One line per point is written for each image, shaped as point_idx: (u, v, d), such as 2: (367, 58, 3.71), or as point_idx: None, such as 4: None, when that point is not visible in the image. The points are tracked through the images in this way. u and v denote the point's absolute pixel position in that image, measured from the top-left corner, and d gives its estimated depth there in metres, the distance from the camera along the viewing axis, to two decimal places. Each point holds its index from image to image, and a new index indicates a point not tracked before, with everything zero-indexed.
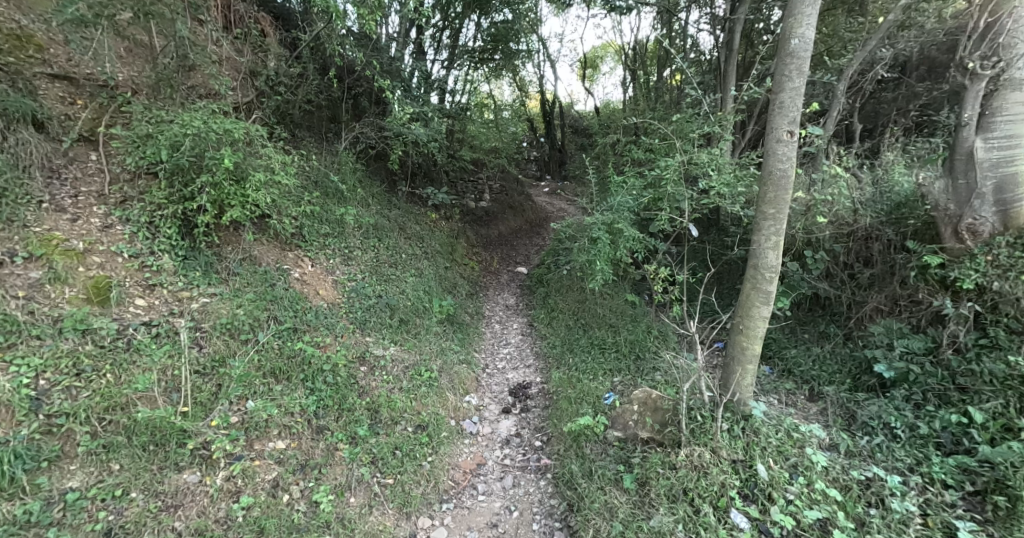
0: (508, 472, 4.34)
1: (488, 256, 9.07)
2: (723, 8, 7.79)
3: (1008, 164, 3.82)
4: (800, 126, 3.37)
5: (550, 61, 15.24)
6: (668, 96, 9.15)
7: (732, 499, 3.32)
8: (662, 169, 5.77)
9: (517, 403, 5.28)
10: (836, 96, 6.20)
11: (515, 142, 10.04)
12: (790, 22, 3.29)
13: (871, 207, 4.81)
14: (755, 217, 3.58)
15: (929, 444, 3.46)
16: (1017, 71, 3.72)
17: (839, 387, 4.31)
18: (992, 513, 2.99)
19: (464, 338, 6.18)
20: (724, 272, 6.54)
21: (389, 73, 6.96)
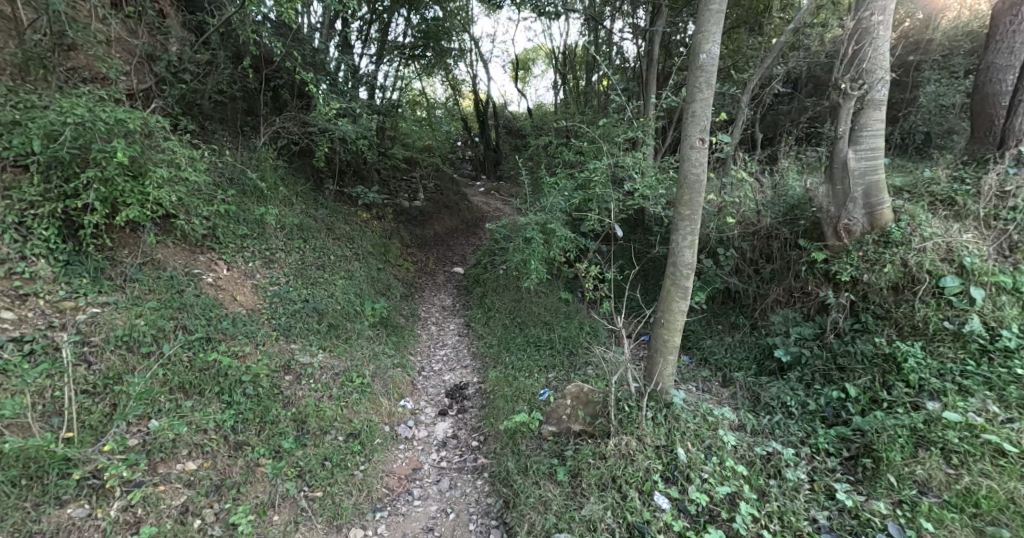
0: (445, 474, 4.32)
1: (424, 256, 8.90)
2: (644, 19, 8.27)
3: (873, 173, 4.39)
4: (710, 133, 3.65)
5: (483, 62, 15.29)
6: (597, 101, 9.51)
7: (656, 482, 3.52)
8: (591, 171, 6.04)
9: (454, 404, 5.26)
10: (741, 107, 6.79)
11: (449, 141, 9.95)
12: (699, 36, 3.54)
13: (771, 208, 5.34)
14: (673, 218, 3.84)
15: (816, 418, 3.89)
16: (878, 93, 4.28)
17: (747, 372, 4.74)
18: (862, 474, 3.40)
19: (398, 341, 6.05)
20: (649, 268, 6.93)
21: (312, 66, 6.56)
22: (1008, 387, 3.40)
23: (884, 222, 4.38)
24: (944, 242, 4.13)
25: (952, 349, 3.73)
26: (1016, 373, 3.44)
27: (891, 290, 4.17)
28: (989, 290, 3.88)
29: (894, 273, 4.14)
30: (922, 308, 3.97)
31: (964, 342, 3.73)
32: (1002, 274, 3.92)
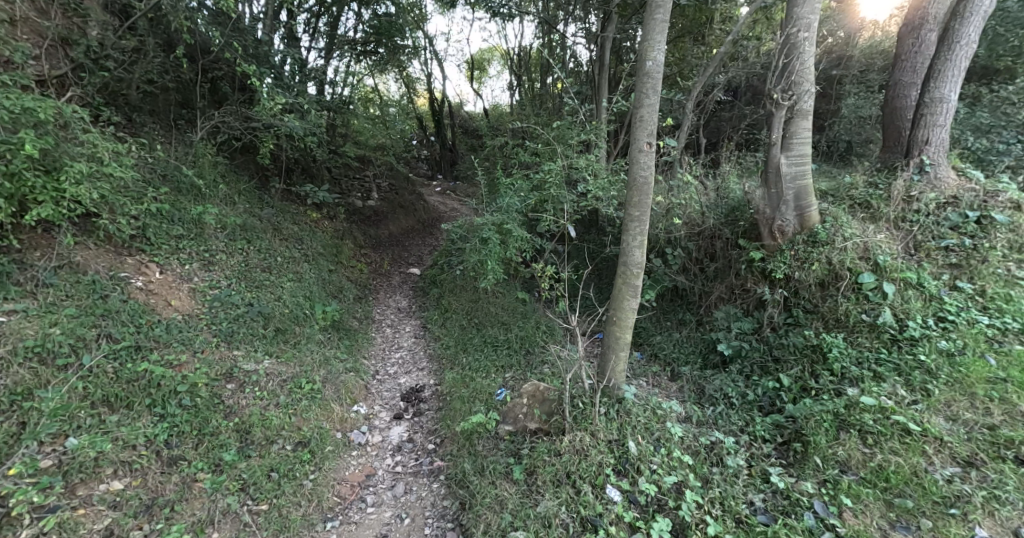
0: (400, 479, 4.25)
1: (378, 257, 8.69)
2: (595, 25, 8.49)
3: (802, 178, 4.72)
4: (657, 137, 3.79)
5: (437, 60, 15.11)
6: (551, 103, 9.65)
7: (608, 476, 3.61)
8: (545, 172, 6.15)
9: (410, 407, 5.18)
10: (686, 113, 7.09)
11: (403, 140, 9.79)
12: (645, 44, 3.68)
13: (714, 210, 5.63)
14: (623, 219, 3.97)
15: (754, 408, 4.14)
16: (806, 104, 4.61)
17: (693, 366, 4.97)
18: (793, 457, 3.64)
19: (351, 345, 5.89)
20: (602, 268, 7.12)
21: (254, 58, 6.19)
22: (913, 372, 3.76)
23: (811, 224, 4.72)
24: (862, 242, 4.51)
25: (868, 339, 4.08)
26: (920, 359, 3.81)
27: (818, 286, 4.51)
28: (898, 285, 4.29)
29: (821, 270, 4.48)
30: (844, 302, 4.32)
31: (878, 332, 4.09)
32: (909, 270, 4.34)
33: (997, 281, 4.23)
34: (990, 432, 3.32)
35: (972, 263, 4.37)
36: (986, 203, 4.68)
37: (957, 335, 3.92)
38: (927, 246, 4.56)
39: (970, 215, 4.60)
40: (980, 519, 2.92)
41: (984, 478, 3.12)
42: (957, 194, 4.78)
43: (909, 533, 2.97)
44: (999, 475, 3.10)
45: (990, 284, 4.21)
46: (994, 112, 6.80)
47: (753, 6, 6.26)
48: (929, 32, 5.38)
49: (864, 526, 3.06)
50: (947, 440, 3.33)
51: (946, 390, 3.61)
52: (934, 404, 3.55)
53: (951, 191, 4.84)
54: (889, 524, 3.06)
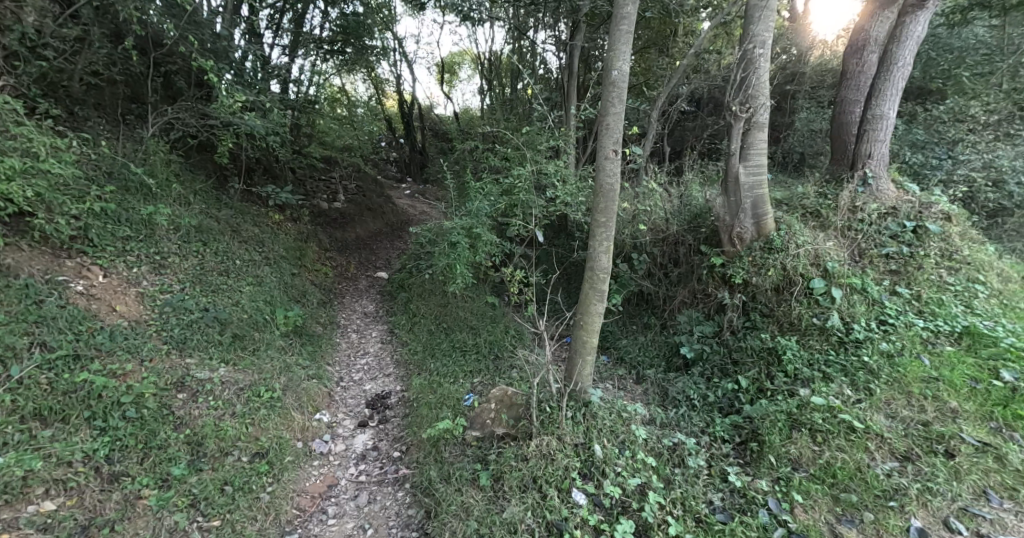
0: (364, 488, 4.14)
1: (344, 261, 8.46)
2: (564, 33, 8.62)
3: (758, 187, 4.91)
4: (622, 145, 3.86)
5: (407, 61, 14.95)
6: (521, 109, 9.70)
7: (574, 480, 3.62)
8: (515, 177, 6.16)
9: (375, 414, 5.06)
10: (651, 121, 7.25)
11: (371, 141, 9.62)
12: (611, 54, 3.73)
13: (678, 216, 5.78)
14: (590, 224, 4.01)
15: (714, 409, 4.26)
16: (762, 116, 4.80)
17: (657, 369, 5.07)
18: (750, 457, 3.76)
19: (314, 351, 5.72)
20: (570, 272, 7.18)
21: (212, 53, 5.90)
22: (858, 372, 3.96)
23: (767, 231, 4.91)
24: (813, 249, 4.72)
25: (819, 341, 4.27)
26: (864, 360, 4.02)
27: (773, 290, 4.69)
28: (845, 290, 4.51)
29: (776, 275, 4.66)
30: (797, 307, 4.51)
31: (827, 334, 4.29)
32: (854, 276, 4.57)
33: (931, 286, 4.60)
34: (925, 429, 3.52)
35: (909, 270, 4.68)
36: (922, 213, 5.00)
37: (896, 337, 4.17)
38: (870, 253, 4.82)
39: (908, 225, 4.90)
40: (915, 511, 3.11)
41: (919, 471, 3.30)
42: (896, 205, 5.08)
43: (854, 527, 3.13)
44: (932, 468, 3.29)
45: (925, 289, 4.53)
46: (929, 129, 7.75)
47: (713, 21, 6.51)
48: (871, 53, 5.73)
49: (813, 521, 3.19)
50: (886, 436, 3.51)
51: (887, 389, 3.82)
52: (876, 403, 3.74)
53: (891, 202, 5.14)
54: (835, 518, 3.20)
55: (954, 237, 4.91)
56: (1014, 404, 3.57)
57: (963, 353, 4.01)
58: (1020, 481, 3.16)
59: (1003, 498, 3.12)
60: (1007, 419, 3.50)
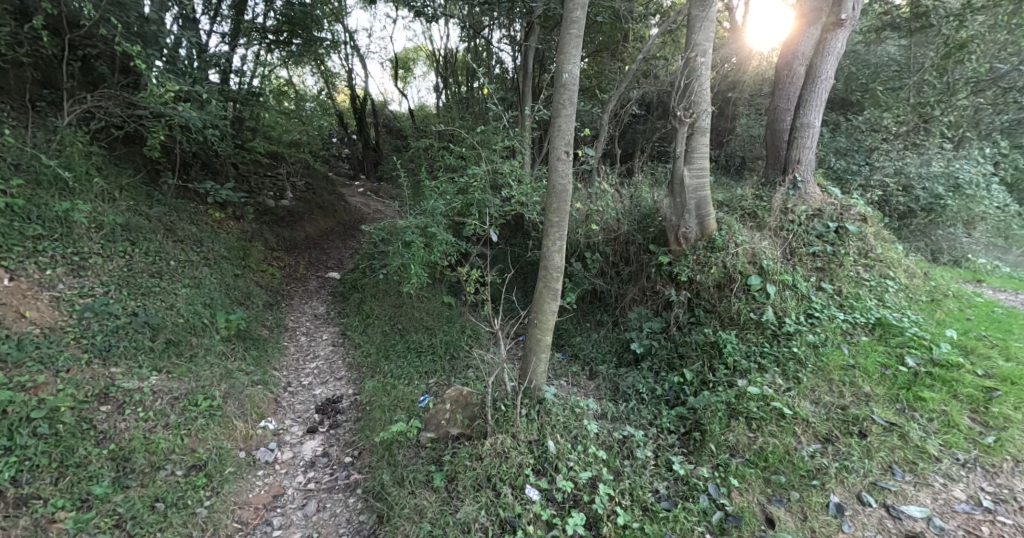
0: (312, 497, 4.00)
1: (293, 261, 8.10)
2: (518, 33, 8.70)
3: (701, 189, 5.16)
4: (574, 147, 3.93)
5: (359, 55, 14.54)
6: (476, 108, 9.68)
7: (528, 476, 3.66)
8: (470, 177, 6.15)
9: (325, 420, 4.90)
10: (603, 123, 7.43)
11: (321, 137, 9.29)
12: (562, 57, 3.80)
13: (628, 217, 5.97)
14: (543, 224, 4.07)
15: (662, 402, 4.44)
16: (704, 122, 5.04)
17: (609, 364, 5.22)
18: (693, 446, 3.93)
19: (260, 355, 5.47)
20: (526, 271, 7.24)
21: (140, 38, 5.41)
22: (788, 362, 4.25)
23: (709, 231, 5.17)
24: (750, 248, 5.01)
25: (755, 334, 4.55)
26: (793, 350, 4.32)
27: (715, 287, 4.94)
28: (778, 286, 4.82)
29: (717, 273, 4.91)
30: (736, 302, 4.77)
31: (763, 328, 4.56)
32: (786, 274, 4.90)
33: (850, 282, 5.02)
34: (843, 412, 3.83)
35: (832, 267, 5.08)
36: (842, 215, 5.43)
37: (821, 329, 4.51)
38: (799, 252, 5.17)
39: (831, 226, 5.30)
40: (833, 487, 3.38)
41: (838, 451, 3.58)
42: (821, 207, 5.49)
43: (782, 506, 3.36)
44: (848, 448, 3.58)
45: (845, 285, 4.95)
46: (850, 137, 8.38)
47: (661, 27, 6.75)
48: (799, 66, 6.19)
49: (747, 503, 3.40)
50: (811, 420, 3.78)
51: (812, 377, 4.12)
52: (804, 390, 4.02)
53: (817, 205, 5.54)
54: (766, 499, 3.43)
55: (869, 237, 5.36)
56: (916, 388, 3.95)
57: (875, 342, 4.40)
58: (920, 456, 3.49)
59: (905, 471, 3.45)
60: (910, 400, 3.86)
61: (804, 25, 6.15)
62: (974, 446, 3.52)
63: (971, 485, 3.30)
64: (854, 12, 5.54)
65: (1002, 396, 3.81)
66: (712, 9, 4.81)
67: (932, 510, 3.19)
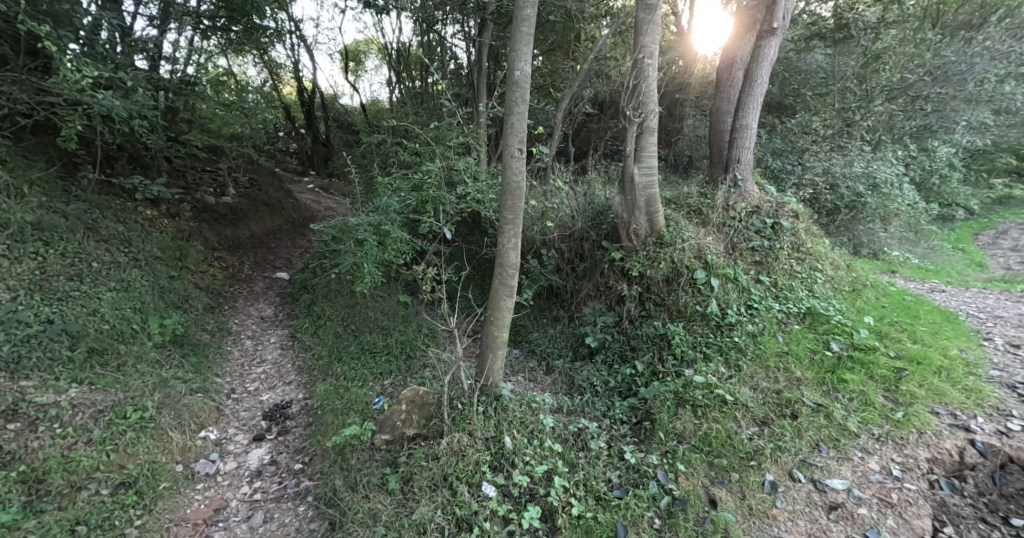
0: (258, 507, 3.82)
1: (237, 261, 7.67)
2: (472, 29, 8.64)
3: (650, 187, 5.32)
4: (527, 144, 3.94)
5: (306, 46, 13.94)
6: (431, 103, 9.54)
7: (484, 473, 3.66)
8: (424, 173, 6.06)
9: (274, 426, 4.69)
10: (557, 121, 7.52)
11: (266, 130, 8.84)
12: (513, 55, 3.80)
13: (583, 214, 6.07)
14: (498, 221, 4.06)
15: (615, 394, 4.56)
16: (652, 122, 5.20)
17: (565, 359, 5.30)
18: (643, 435, 4.07)
19: (199, 361, 5.17)
20: (482, 269, 7.20)
21: (50, 17, 4.88)
22: (730, 351, 4.48)
23: (658, 227, 5.35)
24: (696, 243, 5.23)
25: (700, 326, 4.76)
26: (735, 340, 4.56)
27: (664, 282, 5.12)
28: (721, 280, 5.06)
29: (666, 268, 5.09)
30: (684, 296, 4.97)
31: (707, 320, 4.79)
32: (728, 268, 5.16)
33: (785, 275, 5.35)
34: (777, 396, 4.08)
35: (769, 261, 5.39)
36: (778, 212, 5.78)
37: (759, 319, 4.79)
38: (740, 247, 5.45)
39: (768, 222, 5.61)
40: (769, 466, 3.60)
41: (773, 433, 3.81)
42: (759, 205, 5.81)
43: (724, 487, 3.55)
44: (782, 429, 3.82)
45: (780, 277, 5.27)
46: (785, 139, 8.91)
47: (611, 28, 6.89)
48: (738, 70, 6.52)
49: (693, 487, 3.56)
50: (749, 405, 4.01)
51: (751, 365, 4.37)
52: (744, 377, 4.26)
53: (755, 202, 5.86)
54: (709, 481, 3.61)
55: (801, 232, 5.73)
56: (840, 370, 4.27)
57: (806, 330, 4.72)
58: (842, 433, 3.79)
59: (830, 447, 3.72)
60: (835, 382, 4.17)
61: (744, 31, 6.45)
62: (886, 422, 3.85)
63: (884, 457, 3.62)
64: (785, 21, 5.83)
65: (910, 375, 4.20)
66: (658, 12, 4.97)
67: (851, 482, 3.47)
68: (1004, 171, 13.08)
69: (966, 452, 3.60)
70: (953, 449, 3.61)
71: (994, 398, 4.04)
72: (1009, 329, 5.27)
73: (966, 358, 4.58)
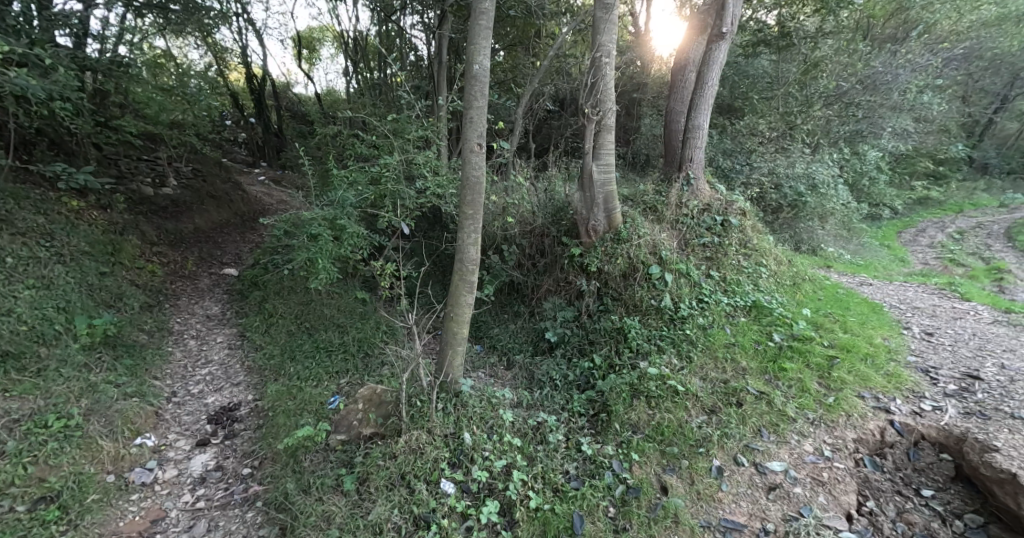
0: (201, 516, 3.62)
1: (179, 256, 7.20)
2: (432, 20, 8.48)
3: (607, 184, 5.41)
4: (486, 139, 3.90)
5: (254, 31, 13.23)
6: (389, 95, 9.30)
7: (443, 470, 3.61)
8: (382, 167, 5.89)
9: (220, 430, 4.45)
10: (518, 116, 7.51)
11: (211, 118, 8.34)
12: (472, 48, 3.74)
13: (543, 210, 6.10)
14: (458, 216, 4.01)
15: (574, 387, 4.62)
16: (609, 120, 5.28)
17: (524, 354, 5.33)
18: (600, 426, 4.14)
19: (135, 364, 4.83)
20: (443, 264, 7.10)
21: None
22: (682, 343, 4.65)
23: (615, 223, 5.45)
24: (651, 240, 5.37)
25: (655, 319, 4.91)
26: (686, 332, 4.73)
27: (622, 277, 5.24)
28: (674, 275, 5.23)
29: (623, 263, 5.21)
30: (639, 290, 5.10)
31: (661, 313, 4.94)
32: (681, 263, 5.34)
33: (732, 270, 5.59)
34: (724, 385, 4.27)
35: (718, 257, 5.62)
36: (726, 210, 6.02)
37: (708, 312, 4.99)
38: (692, 243, 5.65)
39: (718, 219, 5.84)
40: (715, 452, 3.76)
41: (720, 420, 3.98)
42: (709, 202, 6.03)
43: (674, 474, 3.68)
44: (728, 417, 3.99)
45: (728, 272, 5.51)
46: (734, 140, 9.31)
47: (570, 26, 6.93)
48: (690, 73, 6.74)
49: (645, 475, 3.67)
50: (699, 394, 4.17)
51: (701, 356, 4.54)
52: (694, 368, 4.43)
53: (706, 200, 6.08)
54: (661, 468, 3.73)
55: (748, 229, 6.01)
56: (781, 359, 4.52)
57: (751, 322, 4.97)
58: (781, 418, 4.00)
59: (770, 432, 3.92)
60: (775, 371, 4.41)
61: (694, 35, 6.67)
62: (820, 406, 4.10)
63: (818, 439, 3.86)
64: (732, 26, 6.09)
65: (841, 362, 4.50)
66: (614, 11, 5.04)
67: (789, 463, 3.68)
68: (924, 174, 14.26)
69: (887, 431, 3.90)
70: (876, 429, 3.91)
71: (911, 382, 4.38)
72: (925, 318, 5.75)
73: (888, 345, 4.96)
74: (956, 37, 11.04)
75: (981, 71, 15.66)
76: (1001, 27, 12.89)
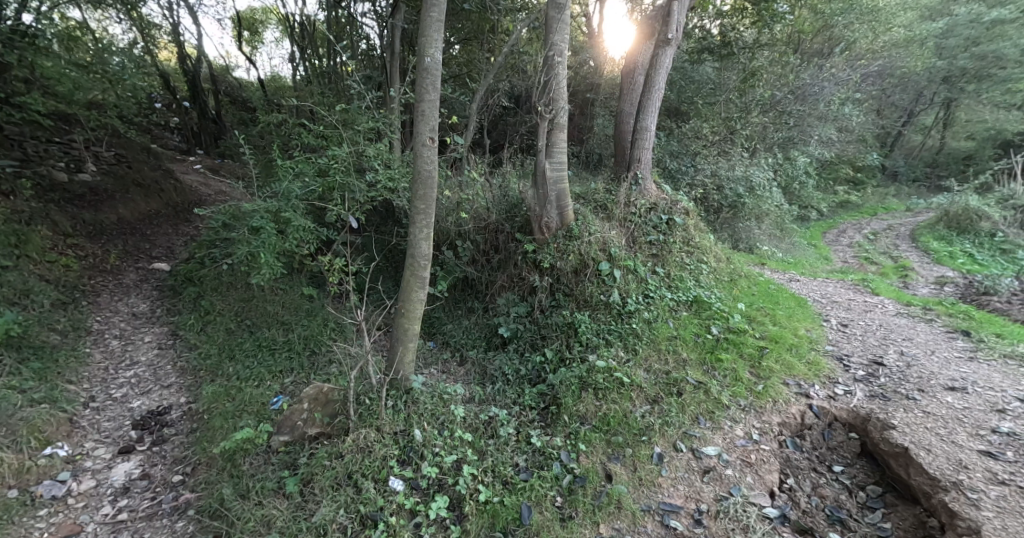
0: (123, 529, 3.38)
1: (100, 250, 6.62)
2: (384, 8, 8.24)
3: (560, 181, 5.50)
4: (439, 133, 3.85)
5: (188, 8, 12.33)
6: (339, 84, 8.97)
7: (392, 468, 3.56)
8: (331, 158, 5.67)
9: (146, 436, 4.15)
10: (472, 111, 7.47)
11: (137, 99, 7.68)
12: (424, 40, 3.68)
13: (497, 207, 6.10)
14: (410, 211, 3.94)
15: (526, 381, 4.68)
16: (562, 118, 5.35)
17: (478, 349, 5.33)
18: (550, 418, 4.21)
19: (44, 368, 4.39)
20: (394, 258, 6.96)
21: None
22: (629, 337, 4.82)
23: (567, 220, 5.56)
24: (601, 237, 5.53)
25: (604, 314, 5.06)
26: (634, 326, 4.91)
27: (573, 273, 5.35)
28: (623, 271, 5.41)
29: (575, 260, 5.32)
30: (590, 286, 5.23)
31: (610, 308, 5.10)
32: (629, 260, 5.53)
33: (676, 266, 5.86)
34: (667, 376, 4.47)
35: (664, 254, 5.87)
36: (672, 209, 6.29)
37: (654, 307, 5.20)
38: (640, 240, 5.86)
39: (663, 217, 6.09)
40: (657, 440, 3.94)
41: (662, 409, 4.17)
42: (656, 201, 6.28)
43: (619, 462, 3.82)
44: (671, 406, 4.18)
45: (672, 269, 5.76)
46: (680, 142, 9.73)
47: (524, 23, 6.95)
48: (639, 76, 6.95)
49: (592, 464, 3.79)
50: (643, 385, 4.34)
51: (647, 349, 4.74)
52: (639, 360, 4.61)
53: (653, 199, 6.32)
54: (607, 457, 3.87)
55: (691, 228, 6.31)
56: (718, 351, 4.80)
57: (692, 316, 5.23)
58: (716, 405, 4.24)
59: (707, 419, 4.15)
60: (712, 362, 4.67)
61: (643, 40, 6.88)
62: (751, 394, 4.37)
63: (748, 424, 4.12)
64: (677, 32, 6.32)
65: (769, 352, 4.84)
66: (567, 11, 5.09)
67: (722, 448, 3.92)
68: (844, 180, 15.56)
69: (808, 415, 4.23)
70: (798, 413, 4.23)
71: (829, 369, 4.78)
72: (842, 311, 6.29)
73: (810, 336, 5.39)
74: (872, 55, 12.10)
75: (892, 87, 17.29)
76: (910, 48, 14.25)
